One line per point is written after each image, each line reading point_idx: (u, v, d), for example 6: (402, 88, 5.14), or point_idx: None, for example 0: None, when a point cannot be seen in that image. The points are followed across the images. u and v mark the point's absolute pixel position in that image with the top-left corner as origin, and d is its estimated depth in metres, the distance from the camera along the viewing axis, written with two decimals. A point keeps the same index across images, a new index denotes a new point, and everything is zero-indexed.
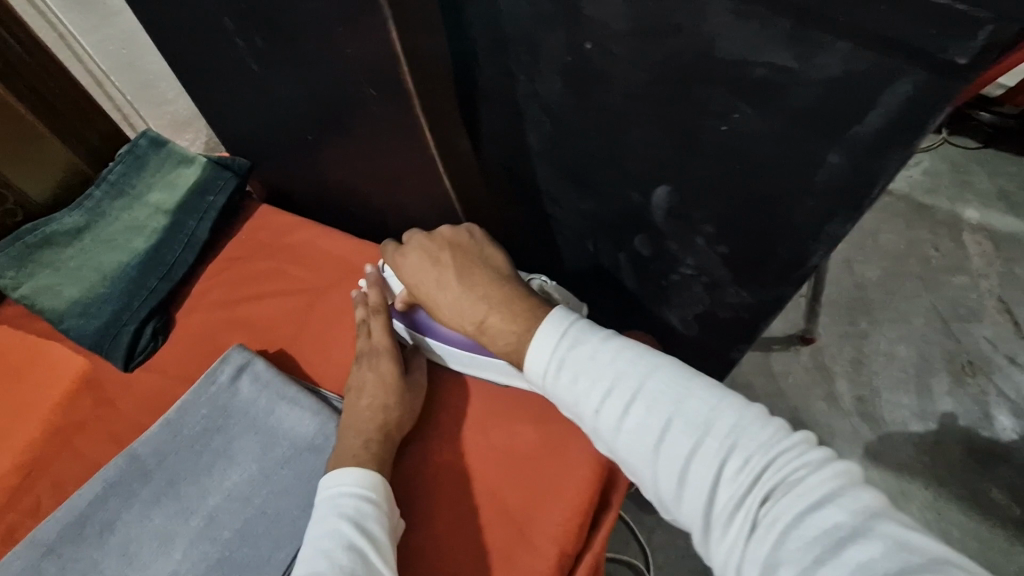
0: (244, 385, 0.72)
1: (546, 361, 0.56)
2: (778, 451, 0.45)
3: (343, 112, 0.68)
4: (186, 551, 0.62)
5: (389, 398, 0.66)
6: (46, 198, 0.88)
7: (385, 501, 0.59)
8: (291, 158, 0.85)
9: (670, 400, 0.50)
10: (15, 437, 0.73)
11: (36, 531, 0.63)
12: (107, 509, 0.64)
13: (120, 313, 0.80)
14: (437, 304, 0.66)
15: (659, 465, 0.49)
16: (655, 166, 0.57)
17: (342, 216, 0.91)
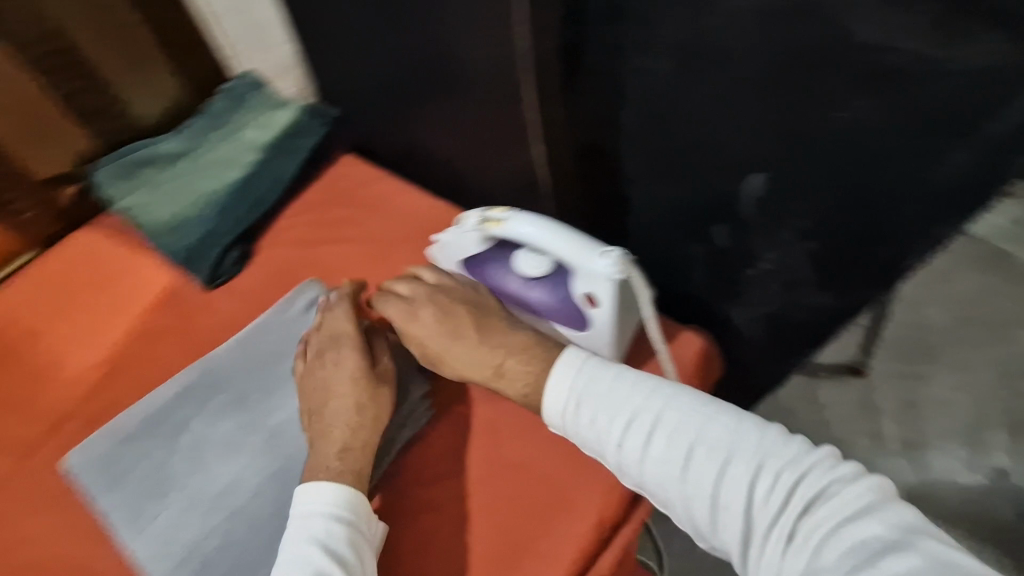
0: (314, 317, 0.75)
1: (568, 393, 0.56)
2: (807, 466, 0.46)
3: (448, 69, 0.69)
4: (248, 461, 0.66)
5: (361, 397, 0.64)
6: (154, 122, 0.94)
7: (360, 518, 0.57)
8: (382, 114, 0.88)
9: (691, 427, 0.50)
10: (105, 334, 0.78)
11: (120, 420, 0.68)
12: (182, 411, 0.69)
13: (206, 236, 0.84)
14: (446, 359, 0.67)
15: (689, 492, 0.48)
16: (757, 154, 0.58)
17: (419, 175, 0.94)
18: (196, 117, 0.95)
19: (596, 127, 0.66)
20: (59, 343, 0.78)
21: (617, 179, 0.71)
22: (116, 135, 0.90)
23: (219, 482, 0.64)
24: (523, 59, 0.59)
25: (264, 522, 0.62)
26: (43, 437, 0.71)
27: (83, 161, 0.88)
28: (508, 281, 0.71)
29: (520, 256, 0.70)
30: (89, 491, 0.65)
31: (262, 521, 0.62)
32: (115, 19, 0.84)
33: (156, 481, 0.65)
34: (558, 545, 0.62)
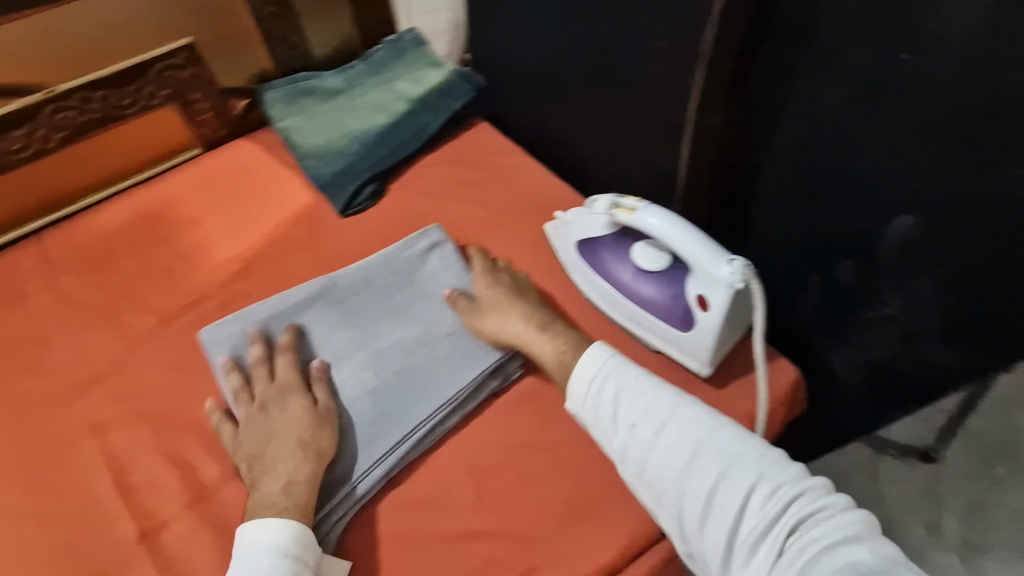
0: (432, 259, 0.81)
1: (587, 378, 0.58)
2: (806, 487, 0.47)
3: (615, 58, 0.72)
4: (353, 373, 0.71)
5: (304, 434, 0.65)
6: (323, 58, 1.03)
7: (307, 552, 0.59)
8: (526, 91, 0.93)
9: (702, 429, 0.52)
10: (246, 234, 0.87)
11: (250, 309, 0.74)
12: (303, 315, 0.75)
13: (347, 169, 0.92)
14: (495, 313, 0.72)
15: (687, 487, 0.50)
16: (913, 196, 0.59)
17: (548, 156, 0.98)
18: (358, 62, 1.03)
19: (744, 138, 0.68)
20: (208, 232, 0.87)
21: (749, 197, 0.73)
22: (289, 63, 0.99)
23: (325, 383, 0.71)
24: (699, 60, 0.62)
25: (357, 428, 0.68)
26: (184, 308, 0.79)
27: (257, 80, 0.98)
28: (620, 271, 0.74)
29: (638, 248, 0.73)
30: (214, 364, 0.73)
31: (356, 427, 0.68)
32: None
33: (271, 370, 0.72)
34: (619, 521, 0.64)
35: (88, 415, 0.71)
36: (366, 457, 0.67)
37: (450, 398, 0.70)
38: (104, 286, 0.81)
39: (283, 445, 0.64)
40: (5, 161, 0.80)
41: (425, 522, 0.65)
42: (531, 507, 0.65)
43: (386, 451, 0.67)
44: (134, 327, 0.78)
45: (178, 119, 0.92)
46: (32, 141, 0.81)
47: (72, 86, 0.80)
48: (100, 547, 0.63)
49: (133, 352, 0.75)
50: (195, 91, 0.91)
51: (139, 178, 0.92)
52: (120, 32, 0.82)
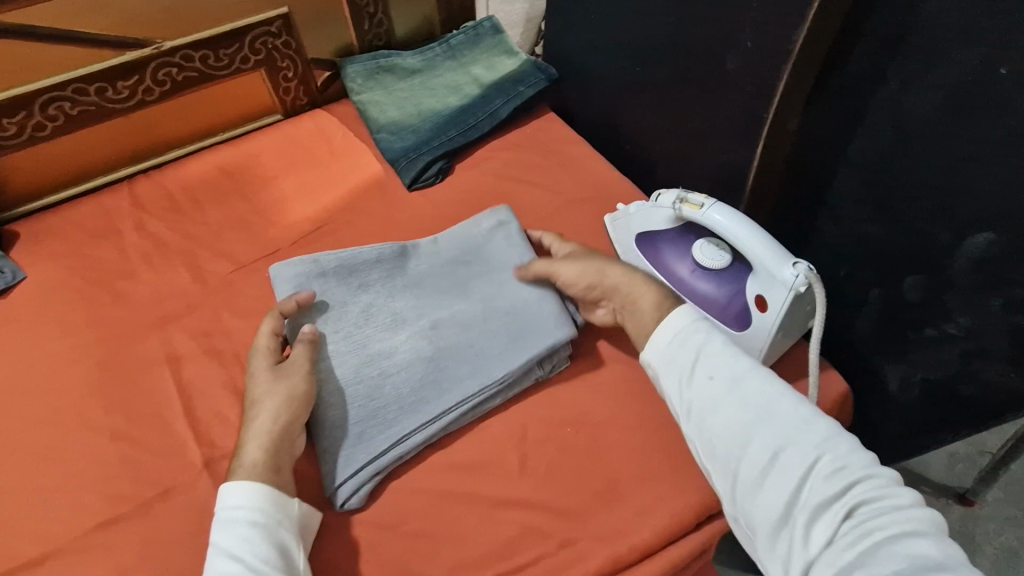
0: (496, 240, 0.83)
1: (672, 333, 0.61)
2: (876, 474, 0.49)
3: (698, 55, 0.73)
4: (408, 338, 0.74)
5: (271, 389, 0.67)
6: (403, 38, 1.08)
7: (261, 505, 0.59)
8: (599, 84, 0.94)
9: (778, 397, 0.55)
10: (320, 197, 0.92)
11: (320, 256, 0.78)
12: (369, 273, 0.79)
13: (419, 144, 0.95)
14: (589, 259, 0.74)
15: (753, 446, 0.53)
16: (993, 213, 0.58)
17: (614, 150, 0.99)
18: (436, 44, 1.06)
19: (818, 143, 0.69)
20: (284, 192, 0.92)
21: (817, 204, 0.73)
22: (372, 39, 1.04)
23: (382, 344, 0.74)
24: (787, 62, 0.63)
25: (408, 392, 0.71)
26: (258, 259, 0.84)
27: (340, 54, 1.03)
28: (679, 267, 0.75)
29: (699, 245, 0.74)
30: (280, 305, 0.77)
31: (407, 390, 0.71)
32: None
33: (330, 318, 0.75)
34: (657, 505, 0.65)
35: (163, 346, 0.76)
36: (412, 421, 0.69)
37: (498, 379, 0.71)
38: (185, 232, 0.87)
39: (256, 411, 0.65)
40: (110, 108, 0.86)
41: (467, 483, 0.68)
42: (571, 482, 0.67)
43: (431, 418, 0.69)
44: (211, 272, 0.83)
45: (267, 84, 0.97)
46: (136, 91, 0.86)
47: (179, 43, 0.85)
48: (167, 467, 0.67)
49: (209, 295, 0.80)
50: (285, 58, 0.96)
51: (225, 135, 0.98)
52: None
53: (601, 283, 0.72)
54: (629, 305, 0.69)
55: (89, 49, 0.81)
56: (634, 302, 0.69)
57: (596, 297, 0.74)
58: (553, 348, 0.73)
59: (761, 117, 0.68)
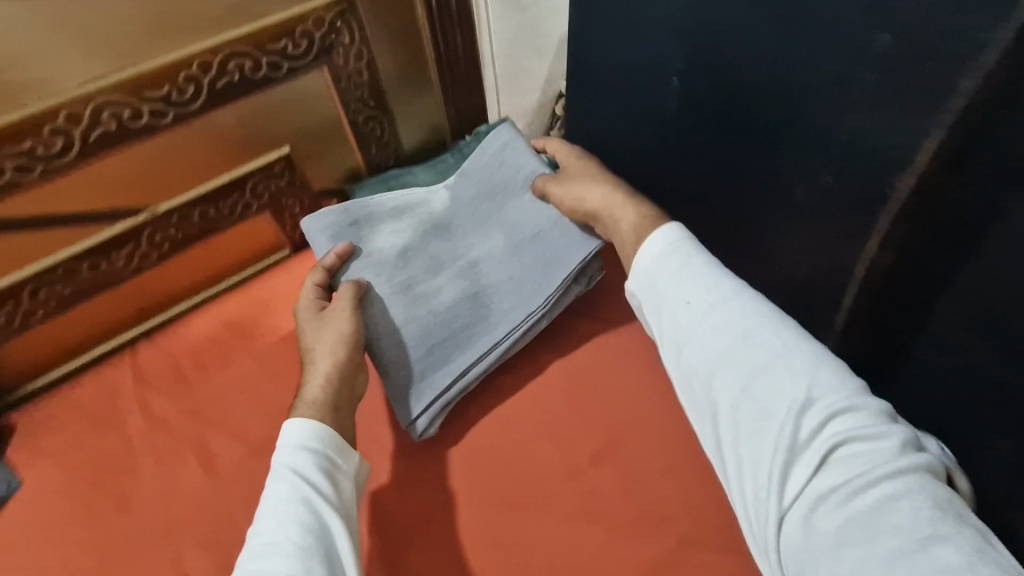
0: (507, 160, 0.80)
1: (657, 257, 0.60)
2: (863, 411, 0.48)
3: (765, 177, 0.64)
4: (447, 280, 0.77)
5: (319, 343, 0.70)
6: (411, 150, 1.00)
7: (324, 446, 0.62)
8: None
9: (755, 322, 0.53)
10: None
11: (350, 206, 0.79)
12: (402, 220, 0.80)
13: None
14: (580, 182, 0.73)
15: (730, 374, 0.52)
16: None
17: None
18: (448, 155, 0.97)
19: (907, 287, 0.58)
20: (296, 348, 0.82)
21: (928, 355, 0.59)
22: (381, 162, 0.95)
23: (426, 286, 0.76)
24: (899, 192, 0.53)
25: (458, 328, 0.75)
26: (273, 438, 0.75)
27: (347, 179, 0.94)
28: None
29: None
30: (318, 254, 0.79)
31: (458, 324, 0.75)
32: (420, 53, 0.89)
33: (369, 265, 0.76)
34: None
35: (171, 564, 0.66)
36: (468, 355, 0.74)
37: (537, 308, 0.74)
38: (192, 410, 0.78)
39: (311, 359, 0.69)
40: (105, 281, 0.78)
41: None
42: None
43: (484, 352, 0.74)
44: (221, 459, 0.73)
45: (272, 226, 0.89)
46: (132, 259, 0.78)
47: (174, 204, 0.77)
48: None
49: (222, 489, 0.71)
50: (289, 197, 0.88)
51: (232, 280, 0.90)
52: (218, 147, 0.77)
53: (586, 207, 0.72)
54: (612, 228, 0.69)
55: (69, 227, 0.72)
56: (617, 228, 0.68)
57: (585, 220, 0.74)
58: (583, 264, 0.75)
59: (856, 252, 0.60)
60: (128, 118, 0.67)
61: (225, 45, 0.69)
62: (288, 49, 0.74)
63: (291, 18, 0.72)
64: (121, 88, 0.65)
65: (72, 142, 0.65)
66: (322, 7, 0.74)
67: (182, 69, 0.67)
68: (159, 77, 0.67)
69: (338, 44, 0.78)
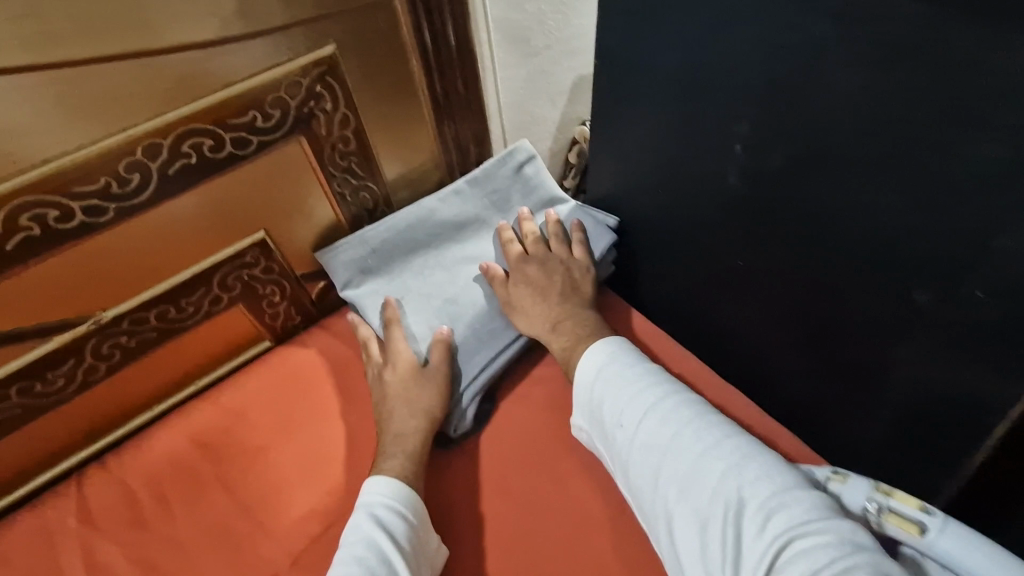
0: (520, 180, 0.81)
1: (586, 373, 0.64)
2: (790, 498, 0.49)
3: (883, 273, 0.49)
4: (467, 286, 0.77)
5: (412, 400, 0.68)
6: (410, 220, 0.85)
7: (409, 505, 0.61)
8: (688, 276, 0.70)
9: (676, 428, 0.56)
10: (326, 475, 0.69)
11: (365, 232, 0.76)
12: (417, 239, 0.78)
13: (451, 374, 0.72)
14: (524, 306, 0.73)
15: (668, 495, 0.53)
16: None
17: (704, 344, 0.74)
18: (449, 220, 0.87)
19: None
20: (277, 470, 0.69)
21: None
22: None
23: (448, 293, 0.76)
24: None
25: (481, 327, 0.75)
26: None
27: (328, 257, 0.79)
28: None
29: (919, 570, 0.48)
30: (338, 284, 0.76)
31: (482, 324, 0.75)
32: (417, 111, 0.75)
33: (393, 287, 0.76)
34: None
35: None
36: (493, 349, 0.74)
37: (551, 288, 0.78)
38: (150, 561, 0.64)
39: (389, 419, 0.68)
40: (44, 403, 0.64)
41: None
42: None
43: (510, 343, 0.74)
44: None
45: (248, 318, 0.76)
46: (74, 376, 0.65)
47: (124, 310, 0.64)
48: None
49: None
50: (267, 285, 0.74)
51: (198, 383, 0.76)
52: (177, 240, 0.64)
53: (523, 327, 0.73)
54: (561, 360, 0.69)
55: None
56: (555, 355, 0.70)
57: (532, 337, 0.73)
58: (600, 258, 0.77)
59: (1021, 391, 0.45)
60: (55, 220, 0.54)
61: (177, 125, 0.56)
62: (256, 121, 0.61)
63: (258, 88, 0.60)
64: (43, 185, 0.52)
65: None
66: (298, 70, 0.61)
67: (122, 157, 0.55)
68: (92, 169, 0.54)
69: (318, 111, 0.65)
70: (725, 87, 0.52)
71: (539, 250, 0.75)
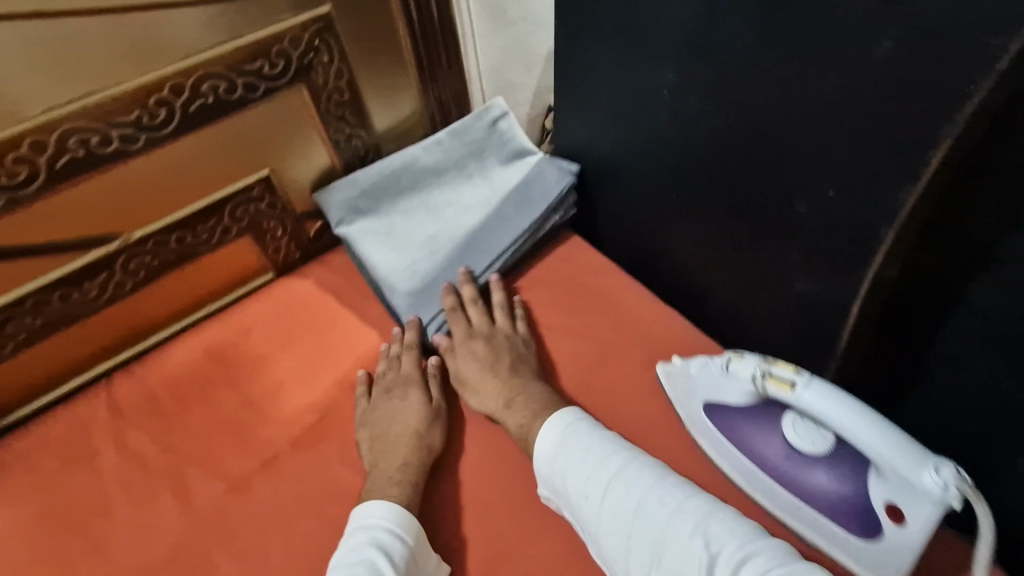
0: (494, 135, 0.92)
1: (545, 450, 0.64)
2: (753, 549, 0.49)
3: (774, 188, 0.60)
4: (445, 225, 0.88)
5: (419, 427, 0.70)
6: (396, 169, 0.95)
7: (407, 528, 0.61)
8: (634, 210, 0.82)
9: (639, 492, 0.57)
10: (321, 378, 0.80)
11: (356, 176, 0.86)
12: (402, 184, 0.88)
13: (426, 296, 0.82)
14: (477, 373, 0.73)
15: (639, 559, 0.53)
16: None
17: (648, 271, 0.86)
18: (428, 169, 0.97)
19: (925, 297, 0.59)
20: (279, 374, 0.80)
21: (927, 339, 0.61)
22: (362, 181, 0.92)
23: (428, 231, 0.87)
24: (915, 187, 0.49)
25: (453, 256, 0.84)
26: (256, 469, 0.72)
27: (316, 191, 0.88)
28: (767, 449, 0.62)
29: (789, 422, 0.61)
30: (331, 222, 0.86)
31: (454, 254, 0.84)
32: (402, 69, 0.86)
33: (380, 226, 0.87)
34: None
35: None
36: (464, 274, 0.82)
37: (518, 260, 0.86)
38: (171, 446, 0.75)
39: (385, 455, 0.68)
40: (78, 312, 0.75)
41: None
42: None
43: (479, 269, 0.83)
44: (201, 496, 0.71)
45: (252, 249, 0.86)
46: (105, 289, 0.75)
47: (149, 231, 0.74)
48: None
49: (201, 534, 0.68)
50: (269, 219, 0.85)
51: (209, 307, 0.87)
52: (194, 171, 0.74)
53: (478, 402, 0.72)
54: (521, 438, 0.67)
55: (35, 257, 0.68)
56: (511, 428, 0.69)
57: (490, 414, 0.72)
58: (561, 197, 0.86)
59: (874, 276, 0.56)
60: (96, 143, 0.65)
61: (198, 68, 0.67)
62: (263, 69, 0.72)
63: (265, 39, 0.71)
64: (86, 114, 0.63)
65: (37, 171, 0.63)
66: (299, 26, 0.72)
67: (150, 93, 0.66)
68: (127, 102, 0.65)
69: (317, 63, 0.76)
70: (653, 38, 0.63)
71: (482, 323, 0.78)
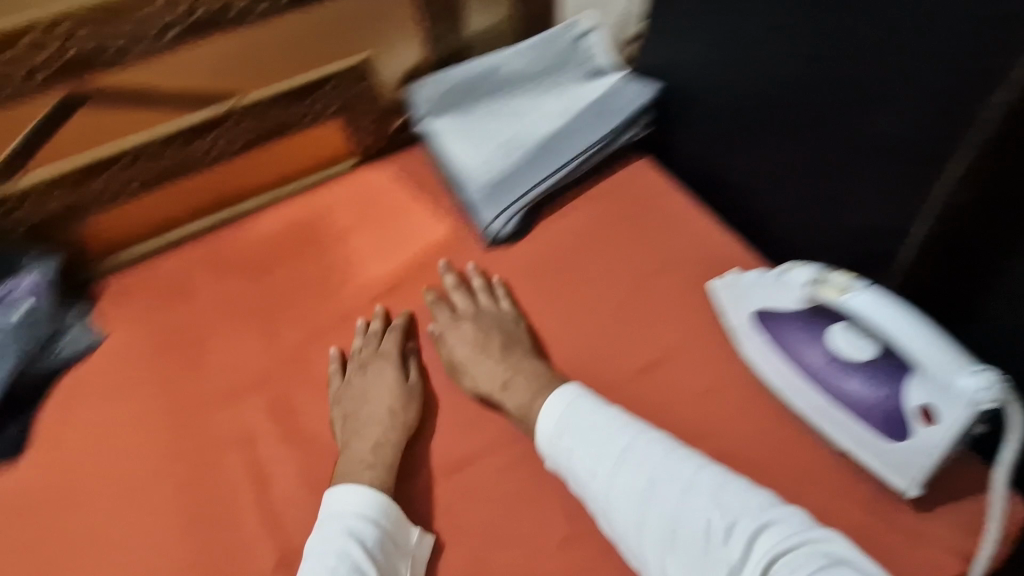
0: (580, 48, 0.94)
1: (547, 429, 0.64)
2: (771, 517, 0.53)
3: None
4: (523, 128, 0.92)
5: (394, 407, 0.71)
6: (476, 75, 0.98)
7: (382, 510, 0.63)
8: (711, 130, 0.84)
9: (654, 465, 0.58)
10: (395, 253, 0.87)
11: (446, 73, 0.90)
12: (487, 86, 0.92)
13: (497, 189, 0.87)
14: (470, 353, 0.74)
15: (655, 530, 0.55)
16: None
17: (715, 194, 0.89)
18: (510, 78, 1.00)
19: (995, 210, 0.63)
20: (359, 246, 0.87)
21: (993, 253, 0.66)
22: None
23: (506, 133, 0.91)
24: None
25: (527, 157, 0.88)
26: (335, 321, 0.81)
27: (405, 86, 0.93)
28: (808, 354, 0.65)
29: (836, 332, 0.64)
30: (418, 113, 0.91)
31: (528, 156, 0.88)
32: None
33: (462, 122, 0.92)
34: None
35: (241, 420, 0.74)
36: (535, 175, 0.87)
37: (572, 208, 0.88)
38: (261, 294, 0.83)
39: (366, 436, 0.69)
40: (190, 165, 0.84)
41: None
42: None
43: (551, 172, 0.87)
44: (287, 338, 0.80)
45: (341, 132, 0.92)
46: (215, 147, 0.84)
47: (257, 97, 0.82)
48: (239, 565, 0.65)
49: (287, 366, 0.77)
50: (360, 105, 0.91)
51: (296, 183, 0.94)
52: (303, 44, 0.83)
53: (473, 383, 0.72)
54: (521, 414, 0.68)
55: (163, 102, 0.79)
56: (507, 405, 0.70)
57: (485, 393, 0.72)
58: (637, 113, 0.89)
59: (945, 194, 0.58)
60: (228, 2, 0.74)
61: None
62: None
63: None
64: None
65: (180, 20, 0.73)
66: None
67: None
68: None
69: None
70: None
71: (468, 306, 0.79)
